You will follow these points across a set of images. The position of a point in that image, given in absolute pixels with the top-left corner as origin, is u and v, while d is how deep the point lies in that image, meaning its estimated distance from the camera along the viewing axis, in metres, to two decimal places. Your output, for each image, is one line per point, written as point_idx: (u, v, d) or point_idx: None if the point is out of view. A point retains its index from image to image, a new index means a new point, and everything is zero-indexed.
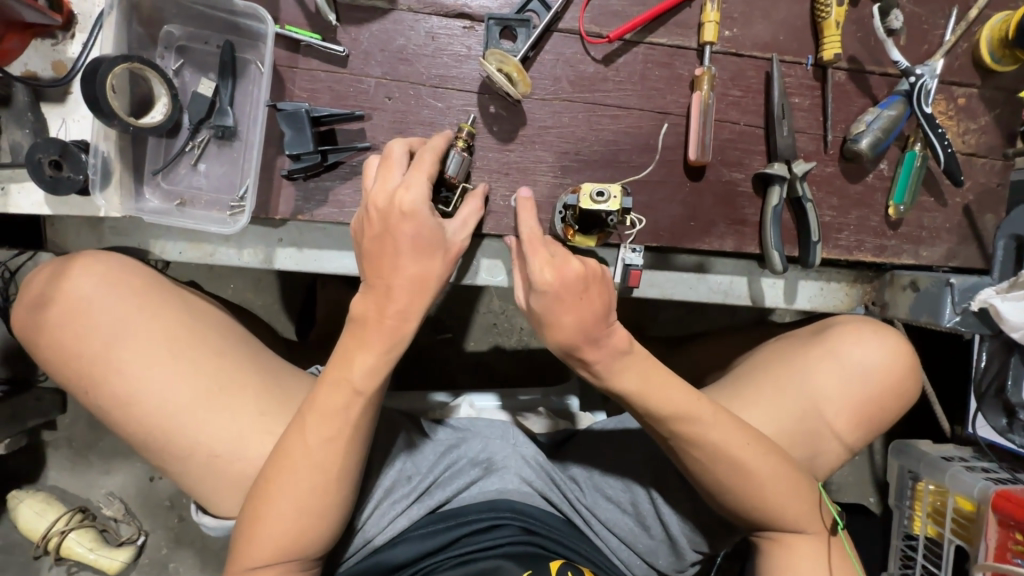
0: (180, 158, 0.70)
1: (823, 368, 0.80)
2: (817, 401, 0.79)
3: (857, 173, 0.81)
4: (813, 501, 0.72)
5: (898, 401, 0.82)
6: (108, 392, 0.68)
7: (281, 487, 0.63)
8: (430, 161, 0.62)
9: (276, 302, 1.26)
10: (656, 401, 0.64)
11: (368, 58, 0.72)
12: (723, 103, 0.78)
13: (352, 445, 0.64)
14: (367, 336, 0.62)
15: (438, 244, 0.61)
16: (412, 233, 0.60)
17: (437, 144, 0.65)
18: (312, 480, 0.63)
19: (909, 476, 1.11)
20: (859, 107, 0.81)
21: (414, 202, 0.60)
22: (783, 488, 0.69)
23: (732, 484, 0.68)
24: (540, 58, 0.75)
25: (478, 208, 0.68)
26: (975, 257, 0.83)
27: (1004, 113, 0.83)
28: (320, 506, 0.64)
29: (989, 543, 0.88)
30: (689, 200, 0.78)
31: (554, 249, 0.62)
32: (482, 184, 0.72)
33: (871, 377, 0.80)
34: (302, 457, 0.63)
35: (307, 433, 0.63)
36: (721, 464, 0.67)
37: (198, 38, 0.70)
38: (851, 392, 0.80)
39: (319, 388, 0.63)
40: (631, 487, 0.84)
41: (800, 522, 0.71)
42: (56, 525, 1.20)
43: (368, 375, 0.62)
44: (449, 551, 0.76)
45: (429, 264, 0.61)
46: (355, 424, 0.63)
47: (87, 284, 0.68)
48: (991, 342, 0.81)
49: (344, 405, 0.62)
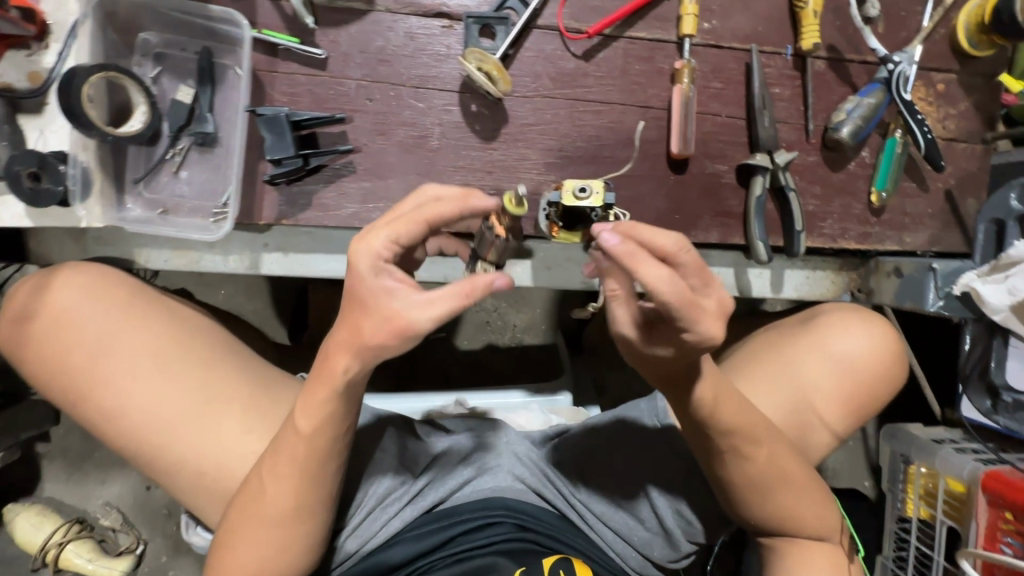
0: (161, 166, 0.69)
1: (807, 367, 0.81)
2: (805, 391, 0.80)
3: (839, 162, 0.81)
4: (828, 512, 0.75)
5: (884, 392, 0.82)
6: (95, 406, 0.68)
7: (247, 521, 0.65)
8: (412, 223, 0.52)
9: (267, 307, 1.25)
10: (724, 414, 0.64)
11: (347, 60, 0.71)
12: (705, 96, 0.78)
13: (304, 484, 0.64)
14: (312, 389, 0.60)
15: (371, 309, 0.52)
16: (352, 290, 0.53)
17: (447, 210, 0.53)
18: (271, 515, 0.65)
19: (902, 460, 1.11)
20: (840, 95, 0.81)
21: (354, 256, 0.52)
22: (804, 500, 0.73)
23: (764, 489, 0.70)
24: (520, 56, 0.74)
25: (462, 292, 0.51)
26: (958, 241, 0.84)
27: (983, 99, 0.84)
28: (286, 536, 0.66)
29: (979, 524, 0.89)
30: (673, 193, 0.78)
31: (704, 281, 0.51)
32: (506, 276, 0.52)
33: (852, 375, 0.81)
34: (263, 493, 0.65)
35: (263, 470, 0.65)
36: (756, 474, 0.69)
37: (174, 45, 0.69)
38: (840, 384, 0.80)
39: (281, 433, 0.64)
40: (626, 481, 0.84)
41: (782, 520, 0.73)
42: (54, 537, 1.19)
43: (311, 421, 0.61)
44: (444, 549, 0.77)
45: (360, 328, 0.54)
46: (304, 464, 0.63)
47: (71, 297, 0.68)
48: (973, 326, 0.82)
49: (295, 448, 0.63)
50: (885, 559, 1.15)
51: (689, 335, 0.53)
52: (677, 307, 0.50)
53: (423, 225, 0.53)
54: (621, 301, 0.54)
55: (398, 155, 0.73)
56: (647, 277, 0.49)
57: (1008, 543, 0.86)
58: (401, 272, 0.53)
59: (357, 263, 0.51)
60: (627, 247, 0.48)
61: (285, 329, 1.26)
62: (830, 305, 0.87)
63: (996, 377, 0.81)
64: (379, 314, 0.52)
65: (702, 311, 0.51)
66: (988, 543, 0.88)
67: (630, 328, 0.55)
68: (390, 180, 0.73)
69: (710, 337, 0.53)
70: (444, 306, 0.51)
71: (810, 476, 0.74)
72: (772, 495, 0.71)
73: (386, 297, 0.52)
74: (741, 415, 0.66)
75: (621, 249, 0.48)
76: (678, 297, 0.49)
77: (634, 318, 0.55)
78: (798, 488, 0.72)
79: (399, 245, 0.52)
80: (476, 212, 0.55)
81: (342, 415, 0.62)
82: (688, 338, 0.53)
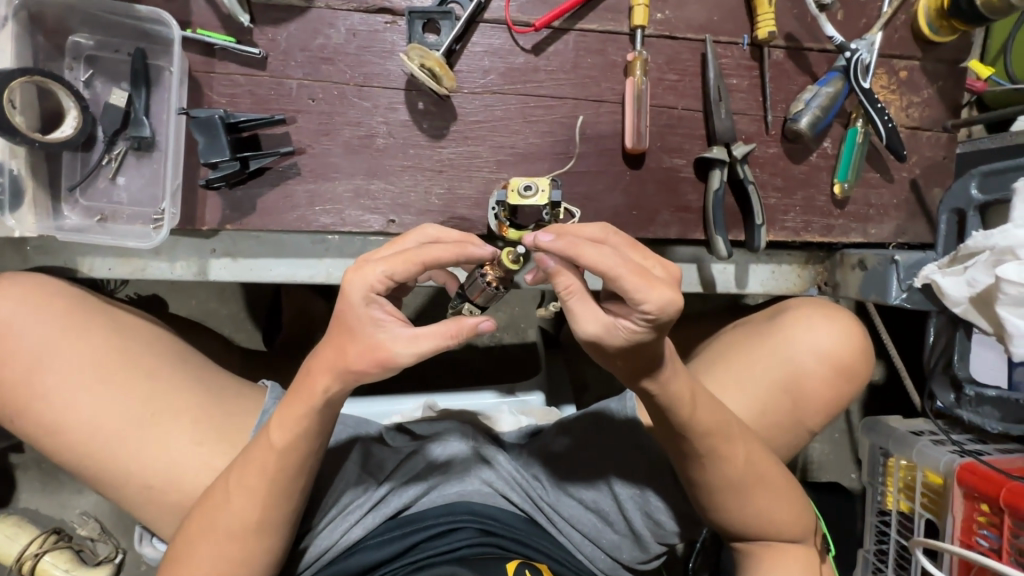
0: (98, 171, 0.68)
1: (776, 366, 0.79)
2: (784, 391, 0.78)
3: (801, 154, 0.80)
4: (802, 512, 0.73)
5: (852, 389, 0.81)
6: (36, 419, 0.66)
7: (203, 535, 0.63)
8: (412, 263, 0.52)
9: (241, 311, 1.20)
10: (700, 415, 0.62)
11: (287, 59, 0.69)
12: (660, 88, 0.77)
13: (270, 499, 0.62)
14: (291, 401, 0.60)
15: (356, 334, 0.53)
16: (340, 314, 0.53)
17: (444, 254, 0.52)
18: (231, 531, 0.63)
19: (880, 453, 1.07)
20: (800, 85, 0.79)
21: (348, 284, 0.52)
22: (780, 498, 0.71)
23: (736, 491, 0.68)
24: (467, 51, 0.73)
25: (449, 334, 0.52)
26: (924, 232, 0.83)
27: (947, 86, 0.82)
28: (242, 553, 0.63)
29: (955, 517, 0.87)
30: (630, 188, 0.76)
31: (644, 256, 0.53)
32: (490, 321, 0.53)
33: (827, 373, 0.79)
34: (223, 509, 0.63)
35: (229, 484, 0.63)
36: (734, 479, 0.67)
37: (107, 47, 0.67)
38: (819, 384, 0.79)
39: (250, 448, 0.63)
40: (595, 483, 0.80)
41: (753, 527, 0.71)
42: (29, 549, 1.11)
43: (286, 435, 0.60)
44: (405, 557, 0.73)
45: (344, 350, 0.54)
46: (272, 480, 0.62)
47: (6, 308, 0.66)
48: (937, 317, 0.81)
49: (264, 463, 0.61)
50: (867, 554, 1.10)
51: (648, 311, 0.49)
52: (626, 280, 0.48)
53: (417, 268, 0.52)
54: (578, 299, 0.51)
55: (343, 155, 0.71)
56: (591, 262, 0.49)
57: (985, 536, 0.83)
58: (391, 305, 0.54)
59: (349, 291, 0.52)
60: (564, 240, 0.50)
61: (260, 333, 1.20)
62: (797, 301, 0.85)
63: (960, 370, 0.80)
64: (366, 342, 0.53)
65: (650, 279, 0.49)
66: (964, 536, 0.86)
67: (595, 324, 0.51)
68: (336, 181, 0.71)
69: (669, 302, 0.49)
70: (428, 343, 0.52)
71: (784, 476, 0.72)
72: (750, 496, 0.69)
73: (374, 327, 0.52)
74: (714, 416, 0.63)
75: (558, 244, 0.49)
76: (623, 270, 0.48)
77: (595, 312, 0.51)
78: (772, 492, 0.70)
79: (393, 281, 0.52)
80: (473, 259, 0.54)
81: (315, 431, 0.61)
82: (650, 314, 0.49)
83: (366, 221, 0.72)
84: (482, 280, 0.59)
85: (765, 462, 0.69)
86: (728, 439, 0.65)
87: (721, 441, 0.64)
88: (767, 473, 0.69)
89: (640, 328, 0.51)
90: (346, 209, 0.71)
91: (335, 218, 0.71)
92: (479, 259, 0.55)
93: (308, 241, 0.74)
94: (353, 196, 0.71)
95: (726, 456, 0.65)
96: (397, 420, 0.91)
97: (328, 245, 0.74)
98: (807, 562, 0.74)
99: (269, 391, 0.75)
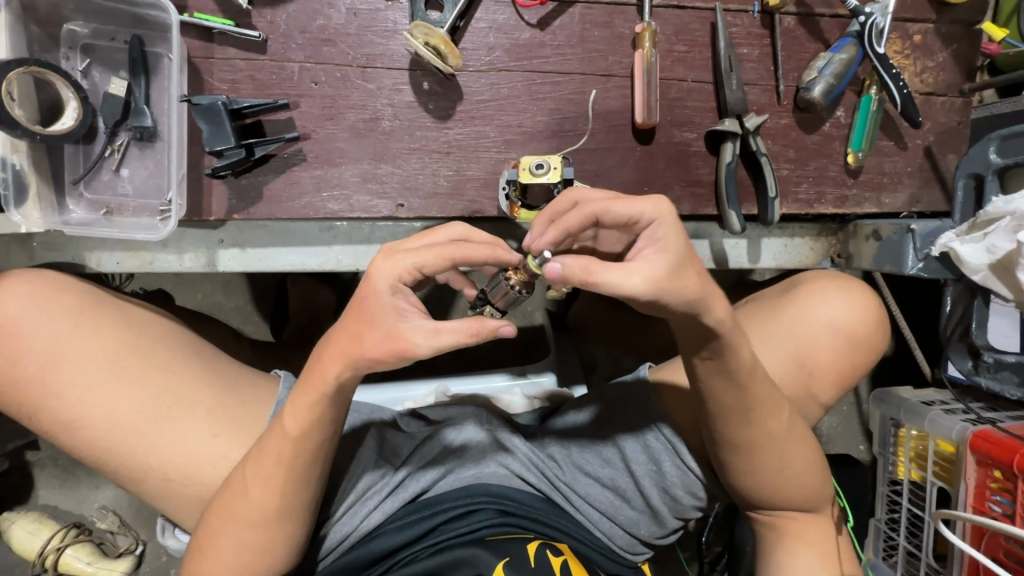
0: (101, 163, 0.66)
1: (791, 338, 0.77)
2: (809, 360, 0.77)
3: (812, 124, 0.78)
4: (824, 486, 0.74)
5: (865, 359, 0.80)
6: (53, 417, 0.66)
7: (225, 523, 0.64)
8: (443, 258, 0.52)
9: (248, 302, 1.19)
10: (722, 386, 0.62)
11: (288, 41, 0.68)
12: (668, 60, 0.75)
13: (288, 488, 0.62)
14: (303, 389, 0.59)
15: (376, 323, 0.52)
16: (361, 303, 0.53)
17: (475, 253, 0.53)
18: (249, 518, 0.63)
19: (891, 423, 1.06)
20: (812, 53, 0.78)
21: (375, 273, 0.52)
22: (806, 469, 0.71)
23: (765, 459, 0.68)
24: (471, 27, 0.71)
25: (470, 330, 0.50)
26: (939, 199, 0.81)
27: (962, 48, 0.80)
28: (262, 541, 0.64)
29: (968, 485, 0.87)
30: (641, 164, 0.75)
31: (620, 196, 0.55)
32: (511, 325, 0.51)
33: (839, 343, 0.78)
34: (242, 496, 0.63)
35: (245, 475, 0.63)
36: (766, 449, 0.67)
37: (103, 35, 0.66)
38: (840, 353, 0.78)
39: (265, 438, 0.63)
40: (611, 460, 0.79)
41: (784, 497, 0.71)
42: (51, 543, 1.12)
43: (299, 423, 0.60)
44: (426, 540, 0.72)
45: (360, 339, 0.53)
46: (288, 469, 0.62)
47: (16, 306, 0.66)
48: (953, 286, 0.80)
49: (280, 452, 0.61)
50: (878, 522, 1.11)
51: (650, 219, 0.50)
52: (618, 205, 0.51)
53: (449, 264, 0.52)
54: (602, 268, 0.47)
55: (349, 140, 0.70)
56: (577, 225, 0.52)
57: (999, 501, 0.83)
58: (414, 296, 0.54)
59: (375, 278, 0.52)
60: (554, 231, 0.53)
61: (269, 324, 1.19)
62: (807, 274, 0.85)
63: (978, 338, 0.80)
64: (384, 330, 0.52)
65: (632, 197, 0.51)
66: (977, 502, 0.86)
67: (636, 275, 0.47)
68: (342, 166, 0.70)
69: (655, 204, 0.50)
70: (449, 337, 0.50)
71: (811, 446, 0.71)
72: (770, 472, 0.69)
73: (394, 315, 0.52)
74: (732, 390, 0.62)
75: (552, 239, 0.53)
76: (608, 201, 0.51)
77: (623, 268, 0.47)
78: (794, 467, 0.70)
79: (422, 273, 0.53)
80: (502, 263, 0.55)
81: (329, 417, 0.61)
82: (654, 222, 0.50)
83: (374, 206, 0.71)
84: (508, 285, 0.57)
85: (791, 437, 0.68)
86: (748, 411, 0.64)
87: (740, 417, 0.64)
88: (802, 446, 0.69)
89: (666, 242, 0.49)
90: (354, 194, 0.70)
91: (342, 204, 0.70)
92: (507, 264, 0.55)
93: (317, 228, 0.73)
94: (360, 180, 0.70)
95: (749, 428, 0.65)
96: (410, 406, 0.92)
97: (336, 233, 0.73)
98: (827, 531, 0.75)
99: (282, 379, 0.76)
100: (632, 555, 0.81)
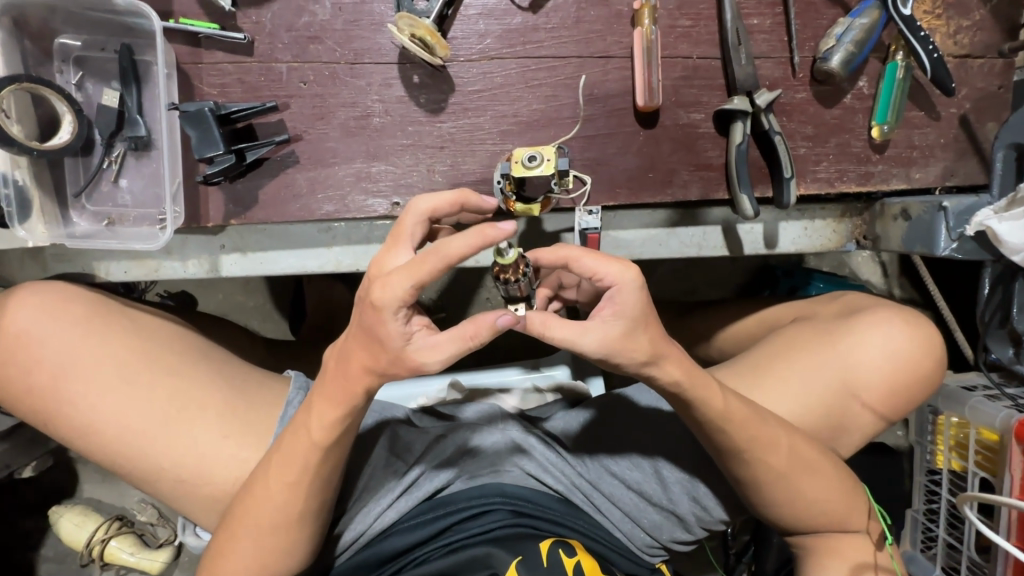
0: (100, 175, 0.67)
1: (829, 367, 0.73)
2: (851, 381, 0.73)
3: (832, 97, 0.73)
4: (857, 510, 0.71)
5: (926, 384, 0.75)
6: (69, 424, 0.68)
7: (246, 529, 0.63)
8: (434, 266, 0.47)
9: (268, 301, 1.20)
10: (736, 426, 0.61)
11: (274, 41, 0.67)
12: (671, 36, 0.71)
13: (310, 493, 0.63)
14: (326, 398, 0.58)
15: (383, 347, 0.50)
16: (365, 328, 0.51)
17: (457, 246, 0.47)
18: (272, 523, 0.63)
19: (929, 411, 1.01)
20: (830, 19, 0.72)
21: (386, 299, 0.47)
22: (836, 496, 0.69)
23: (795, 477, 0.66)
24: (459, 15, 0.68)
25: (477, 331, 0.49)
26: (976, 172, 0.75)
27: (1002, 5, 0.73)
28: (280, 544, 0.64)
29: (1014, 478, 0.80)
30: (645, 149, 0.71)
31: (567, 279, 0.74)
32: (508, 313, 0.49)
33: (893, 376, 0.72)
34: (267, 500, 0.62)
35: (268, 476, 0.62)
36: (790, 476, 0.66)
37: (94, 45, 0.66)
38: (891, 368, 0.72)
39: (284, 435, 0.62)
40: (639, 463, 0.77)
41: (810, 521, 0.70)
42: (96, 534, 1.17)
43: (325, 431, 0.59)
44: (438, 541, 0.71)
45: (378, 358, 0.52)
46: (313, 476, 0.62)
47: (24, 317, 0.67)
48: (992, 268, 0.73)
49: (302, 456, 0.61)
50: (915, 513, 1.06)
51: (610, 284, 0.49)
52: (586, 258, 0.50)
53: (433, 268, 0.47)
54: (558, 325, 0.50)
55: (340, 139, 0.68)
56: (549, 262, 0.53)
57: None
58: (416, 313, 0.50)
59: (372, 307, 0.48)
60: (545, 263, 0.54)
61: (287, 322, 1.21)
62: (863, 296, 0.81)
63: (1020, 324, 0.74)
64: (393, 355, 0.50)
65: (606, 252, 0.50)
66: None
67: (589, 334, 0.50)
68: (335, 167, 0.69)
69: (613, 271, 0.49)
70: (450, 349, 0.49)
71: (836, 468, 0.69)
72: (797, 494, 0.67)
73: (399, 341, 0.49)
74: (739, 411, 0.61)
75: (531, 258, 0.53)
76: (583, 251, 0.50)
77: (579, 325, 0.50)
78: (818, 496, 0.68)
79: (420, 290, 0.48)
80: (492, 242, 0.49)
81: (355, 424, 0.60)
82: (615, 287, 0.49)
83: (369, 206, 0.69)
84: (513, 283, 0.53)
85: (814, 464, 0.67)
86: (754, 449, 0.63)
87: (757, 449, 0.63)
88: (826, 473, 0.68)
89: (622, 305, 0.49)
90: (349, 194, 0.69)
91: (338, 205, 0.69)
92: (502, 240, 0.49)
93: (315, 230, 0.72)
94: (355, 180, 0.69)
95: (774, 454, 0.64)
96: (423, 402, 0.91)
97: (334, 233, 0.73)
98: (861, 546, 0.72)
99: (293, 380, 0.77)
100: (650, 556, 0.79)
